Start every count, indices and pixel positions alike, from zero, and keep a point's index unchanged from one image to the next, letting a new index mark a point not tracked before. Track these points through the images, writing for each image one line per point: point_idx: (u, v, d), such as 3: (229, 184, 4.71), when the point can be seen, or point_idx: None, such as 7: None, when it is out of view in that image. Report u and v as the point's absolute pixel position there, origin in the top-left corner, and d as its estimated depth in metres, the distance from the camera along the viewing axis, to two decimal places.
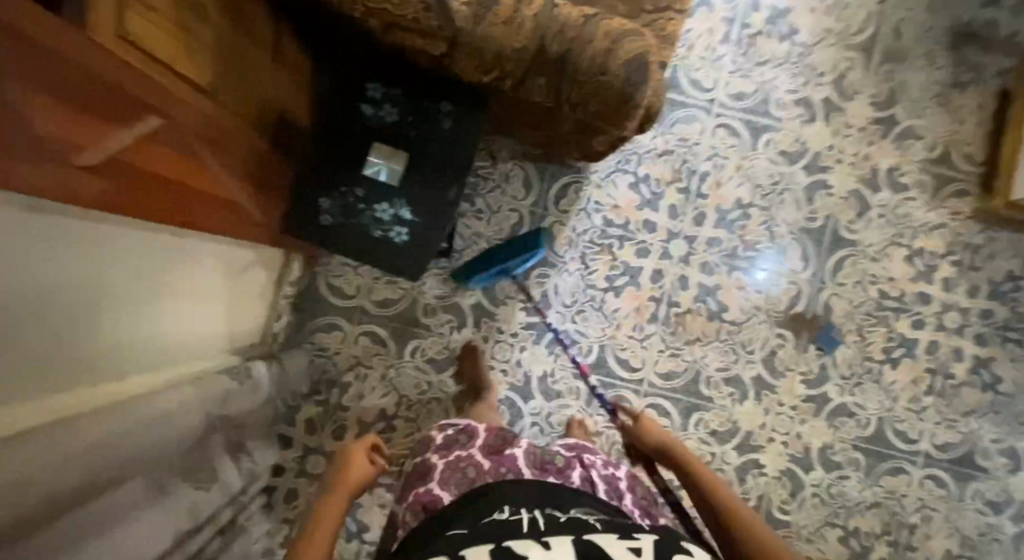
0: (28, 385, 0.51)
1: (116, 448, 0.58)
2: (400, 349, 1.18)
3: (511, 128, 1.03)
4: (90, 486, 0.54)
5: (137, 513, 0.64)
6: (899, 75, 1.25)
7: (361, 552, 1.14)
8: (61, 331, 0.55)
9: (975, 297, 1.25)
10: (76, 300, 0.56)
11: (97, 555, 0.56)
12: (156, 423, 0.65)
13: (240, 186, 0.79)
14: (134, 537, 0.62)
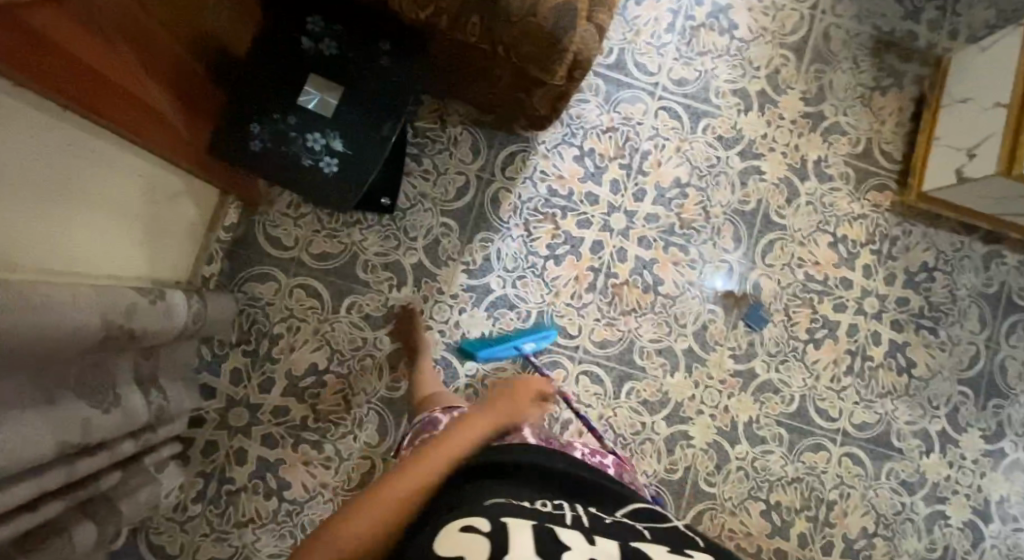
0: None
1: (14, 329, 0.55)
2: (336, 304, 1.16)
3: (456, 82, 1.04)
4: None
5: (18, 414, 0.60)
6: (827, 75, 1.34)
7: (280, 510, 1.11)
8: None
9: (892, 284, 1.33)
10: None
11: None
12: (56, 318, 0.62)
13: (163, 93, 0.79)
14: (11, 435, 0.58)
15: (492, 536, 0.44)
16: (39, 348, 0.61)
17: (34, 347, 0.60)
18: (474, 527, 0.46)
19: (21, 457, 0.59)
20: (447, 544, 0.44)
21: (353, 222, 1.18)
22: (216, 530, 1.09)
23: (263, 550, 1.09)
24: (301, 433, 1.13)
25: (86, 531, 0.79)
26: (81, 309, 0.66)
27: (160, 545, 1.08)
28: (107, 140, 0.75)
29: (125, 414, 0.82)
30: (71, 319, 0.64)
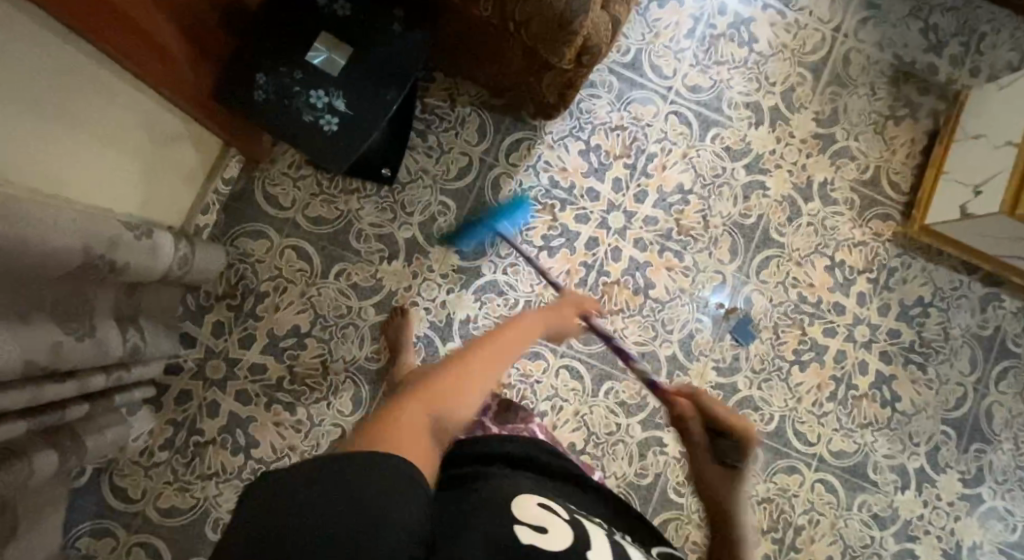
0: None
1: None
2: (325, 269, 1.17)
3: (467, 59, 1.04)
4: None
5: None
6: (842, 99, 1.33)
7: (246, 468, 1.10)
8: None
9: (886, 315, 1.32)
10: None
11: None
12: (39, 236, 0.61)
13: (173, 32, 0.80)
14: None
15: (568, 527, 0.41)
16: (15, 267, 0.60)
17: (10, 263, 0.59)
18: (546, 510, 0.43)
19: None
20: (521, 516, 0.40)
21: (351, 190, 1.19)
22: (179, 480, 1.09)
23: (224, 506, 1.09)
24: (275, 393, 1.13)
25: (48, 459, 0.79)
26: (63, 231, 0.65)
27: (121, 488, 1.07)
28: (107, 66, 0.75)
29: (102, 349, 0.81)
30: (51, 240, 0.63)
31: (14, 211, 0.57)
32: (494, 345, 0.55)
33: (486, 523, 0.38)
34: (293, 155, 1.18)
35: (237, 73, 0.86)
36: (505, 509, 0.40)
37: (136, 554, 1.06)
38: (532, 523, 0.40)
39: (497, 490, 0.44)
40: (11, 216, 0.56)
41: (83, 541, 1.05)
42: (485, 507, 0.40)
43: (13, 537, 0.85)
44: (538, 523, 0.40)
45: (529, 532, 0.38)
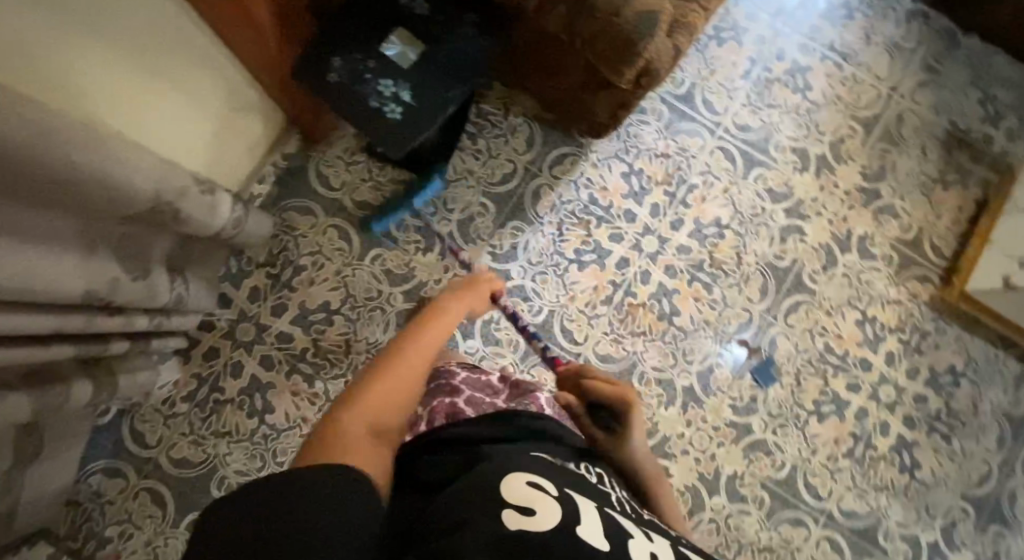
0: (25, 66, 0.55)
1: (82, 169, 0.59)
2: (363, 252, 1.21)
3: (529, 71, 1.08)
4: (36, 185, 0.56)
5: (59, 252, 0.64)
6: (892, 156, 1.34)
7: (258, 432, 1.13)
8: (74, 36, 0.59)
9: (913, 379, 1.29)
10: (95, 19, 0.61)
11: (17, 257, 0.57)
12: (121, 176, 0.65)
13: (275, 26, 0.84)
14: (53, 272, 0.62)
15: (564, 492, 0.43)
16: (93, 202, 0.65)
17: (91, 195, 0.64)
18: (533, 488, 0.41)
19: (53, 293, 0.63)
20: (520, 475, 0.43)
21: (399, 180, 1.24)
22: (194, 433, 1.12)
23: (231, 465, 1.12)
24: (297, 363, 1.16)
25: (84, 388, 0.84)
26: (146, 177, 0.70)
27: (139, 433, 1.11)
28: (207, 34, 0.81)
29: (153, 294, 0.86)
30: (133, 183, 0.68)
31: (105, 149, 0.62)
32: (408, 353, 0.57)
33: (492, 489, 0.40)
34: (349, 141, 1.24)
35: (310, 55, 0.87)
36: (489, 494, 0.39)
37: (142, 498, 1.09)
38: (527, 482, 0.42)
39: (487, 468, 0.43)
40: (101, 154, 0.61)
41: (95, 478, 1.09)
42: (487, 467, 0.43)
43: (36, 458, 0.90)
44: (525, 504, 0.38)
45: (517, 518, 0.36)
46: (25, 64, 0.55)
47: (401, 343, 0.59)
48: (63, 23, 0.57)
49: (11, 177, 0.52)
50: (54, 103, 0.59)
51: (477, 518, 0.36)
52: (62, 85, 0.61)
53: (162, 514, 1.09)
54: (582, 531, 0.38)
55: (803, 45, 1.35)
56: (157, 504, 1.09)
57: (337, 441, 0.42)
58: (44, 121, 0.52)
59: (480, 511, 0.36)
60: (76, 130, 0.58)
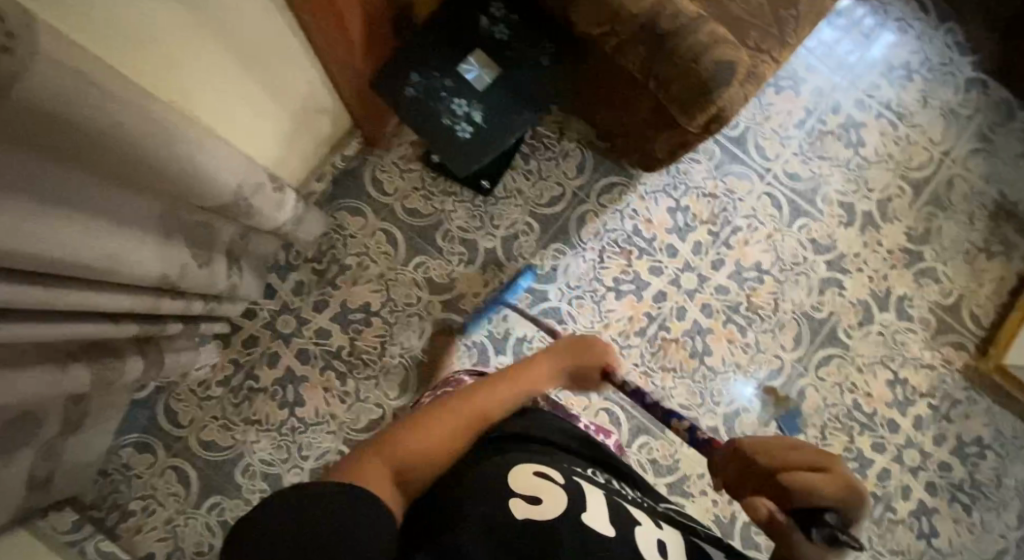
0: (129, 54, 0.57)
1: (178, 164, 0.61)
2: (407, 258, 1.23)
3: (592, 101, 1.11)
4: (134, 173, 0.59)
5: (141, 235, 0.67)
6: (938, 221, 1.34)
7: (286, 423, 1.15)
8: (178, 32, 0.62)
9: (939, 446, 1.28)
10: (200, 17, 0.63)
11: (105, 240, 0.59)
12: (210, 173, 0.68)
13: (359, 34, 0.86)
14: (134, 254, 0.65)
15: (563, 493, 0.50)
16: (179, 193, 0.67)
17: (179, 187, 0.66)
18: (543, 479, 0.51)
19: (130, 273, 0.66)
20: (526, 480, 0.50)
21: (449, 192, 1.26)
22: (225, 417, 1.14)
23: (257, 453, 1.13)
24: (331, 359, 1.18)
25: (137, 364, 0.87)
26: (229, 171, 0.72)
27: (173, 412, 1.13)
28: (301, 42, 0.83)
29: (213, 281, 0.88)
30: (221, 179, 0.71)
31: (201, 141, 0.64)
32: (466, 408, 0.64)
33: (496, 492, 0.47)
34: (406, 149, 1.26)
35: (391, 67, 0.91)
36: (504, 483, 0.49)
37: (167, 476, 1.11)
38: (531, 486, 0.49)
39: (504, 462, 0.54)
40: (200, 150, 0.64)
41: (126, 450, 1.11)
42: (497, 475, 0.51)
43: (79, 427, 0.92)
44: (534, 494, 0.48)
45: (523, 506, 0.46)
46: (131, 52, 0.58)
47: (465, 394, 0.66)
48: (171, 18, 0.59)
49: (112, 161, 0.54)
50: (151, 87, 0.62)
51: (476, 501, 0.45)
52: (162, 70, 0.63)
53: (185, 494, 1.11)
54: (588, 521, 0.47)
55: (859, 100, 1.36)
56: (182, 483, 1.11)
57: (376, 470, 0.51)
58: (159, 118, 0.55)
59: (484, 497, 0.46)
60: (184, 125, 0.61)
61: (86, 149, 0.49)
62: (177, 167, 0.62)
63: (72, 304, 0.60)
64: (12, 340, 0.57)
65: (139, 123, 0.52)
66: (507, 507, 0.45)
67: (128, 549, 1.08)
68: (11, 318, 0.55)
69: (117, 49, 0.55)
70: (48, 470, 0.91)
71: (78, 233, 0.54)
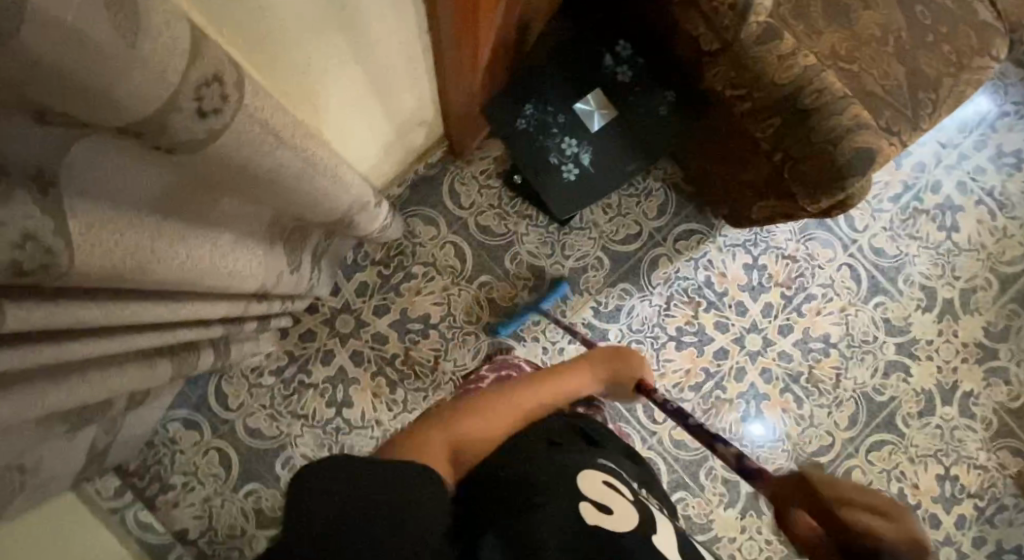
0: (268, 71, 0.56)
1: (301, 194, 0.59)
2: (472, 276, 1.21)
3: (696, 150, 1.06)
4: (250, 194, 0.57)
5: (245, 249, 0.66)
6: (1019, 319, 1.29)
7: (331, 422, 1.15)
8: (318, 51, 0.60)
9: (979, 549, 1.24)
10: (340, 37, 0.61)
11: (213, 258, 0.58)
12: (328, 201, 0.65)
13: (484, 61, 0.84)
14: (236, 268, 0.64)
15: (626, 507, 0.52)
16: (289, 211, 0.66)
17: (292, 208, 0.64)
18: (609, 488, 0.54)
19: (228, 290, 0.64)
20: (592, 490, 0.53)
21: (525, 215, 1.23)
22: (272, 407, 1.14)
23: (299, 447, 1.13)
24: (384, 365, 1.18)
25: (207, 356, 0.86)
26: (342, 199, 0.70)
27: (223, 394, 1.14)
28: (426, 63, 0.81)
29: (298, 285, 0.88)
30: (334, 204, 0.69)
31: (337, 176, 0.61)
32: (503, 399, 0.68)
33: (565, 497, 0.50)
34: (489, 163, 1.24)
35: (506, 95, 0.89)
36: (574, 487, 0.52)
37: (210, 456, 1.12)
38: (597, 496, 0.52)
39: (574, 464, 0.57)
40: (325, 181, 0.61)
41: (173, 425, 1.12)
42: (564, 475, 0.54)
43: (140, 404, 0.93)
44: (605, 502, 0.51)
45: (593, 512, 0.48)
46: (269, 70, 0.56)
47: (499, 387, 0.70)
48: (314, 37, 0.57)
49: (240, 185, 0.52)
50: (285, 106, 0.61)
51: (558, 505, 0.48)
52: (297, 87, 0.61)
53: (224, 476, 1.11)
54: (654, 540, 0.50)
55: (961, 182, 1.30)
56: (223, 465, 1.12)
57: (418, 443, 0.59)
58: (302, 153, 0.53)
59: (562, 499, 0.49)
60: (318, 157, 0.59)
61: (221, 172, 0.48)
62: (297, 196, 0.59)
63: (172, 316, 0.59)
64: (116, 350, 0.56)
65: (291, 162, 0.50)
66: (578, 510, 0.48)
67: (163, 521, 1.09)
68: (110, 329, 0.53)
69: (260, 67, 0.54)
70: (106, 443, 0.92)
71: (188, 248, 0.53)
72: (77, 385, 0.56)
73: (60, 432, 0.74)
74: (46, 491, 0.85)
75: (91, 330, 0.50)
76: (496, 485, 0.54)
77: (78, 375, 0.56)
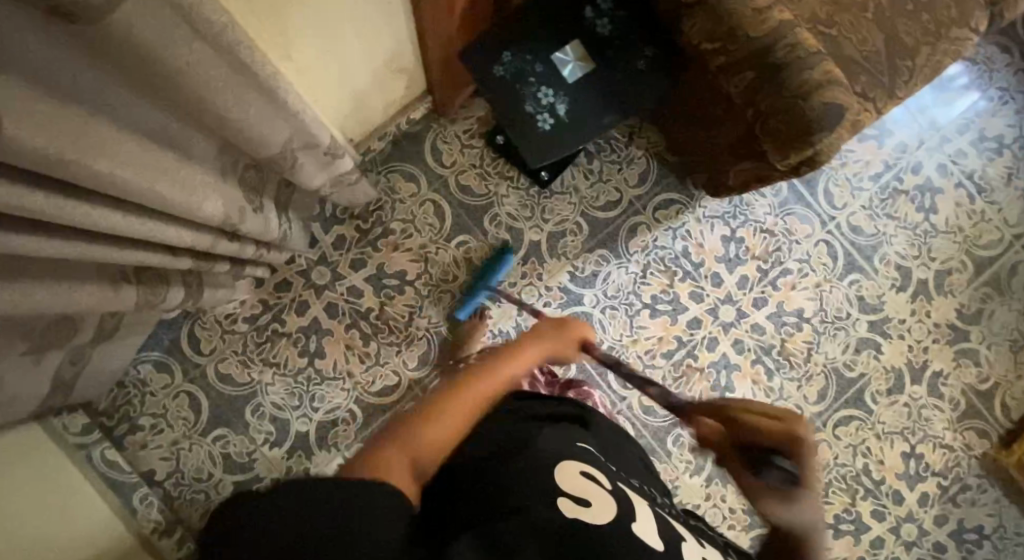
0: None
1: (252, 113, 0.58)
2: (450, 235, 1.22)
3: (676, 114, 1.07)
4: (207, 107, 0.56)
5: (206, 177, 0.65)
6: (992, 303, 1.30)
7: (303, 372, 1.15)
8: None
9: (940, 526, 1.25)
10: None
11: (174, 177, 0.57)
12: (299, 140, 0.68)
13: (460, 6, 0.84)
14: (200, 193, 0.63)
15: (609, 498, 0.49)
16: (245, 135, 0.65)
17: (245, 129, 0.63)
18: (587, 478, 0.51)
19: (194, 213, 0.63)
20: (568, 482, 0.49)
21: (506, 176, 1.24)
22: (244, 354, 1.15)
23: (270, 395, 1.14)
24: (359, 319, 1.18)
25: (177, 294, 0.85)
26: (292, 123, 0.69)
27: (196, 339, 1.14)
28: (403, 4, 0.81)
29: (267, 229, 0.87)
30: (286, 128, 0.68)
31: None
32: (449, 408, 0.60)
33: (540, 499, 0.46)
34: (472, 124, 1.24)
35: (483, 41, 0.88)
36: (550, 480, 0.49)
37: (180, 400, 1.12)
38: (575, 489, 0.49)
39: (549, 454, 0.54)
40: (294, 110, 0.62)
41: (145, 368, 1.12)
42: (539, 470, 0.50)
43: (107, 339, 0.93)
44: (581, 494, 0.48)
45: (571, 506, 0.46)
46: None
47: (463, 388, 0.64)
48: None
49: (191, 91, 0.52)
50: (251, 25, 0.61)
51: (539, 504, 0.45)
52: (268, 11, 0.61)
53: (194, 420, 1.12)
54: (636, 529, 0.47)
55: (942, 165, 1.31)
56: (193, 409, 1.12)
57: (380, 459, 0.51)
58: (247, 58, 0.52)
59: (542, 498, 0.46)
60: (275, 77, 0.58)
61: (168, 71, 0.47)
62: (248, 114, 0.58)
63: (145, 232, 0.57)
64: (86, 258, 0.54)
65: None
66: (554, 505, 0.45)
67: (131, 462, 1.09)
68: (80, 234, 0.51)
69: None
70: (72, 374, 0.92)
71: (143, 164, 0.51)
72: (31, 289, 0.56)
73: (20, 350, 0.75)
74: (8, 416, 0.86)
75: (58, 230, 0.48)
76: (475, 491, 0.50)
77: (27, 284, 0.55)
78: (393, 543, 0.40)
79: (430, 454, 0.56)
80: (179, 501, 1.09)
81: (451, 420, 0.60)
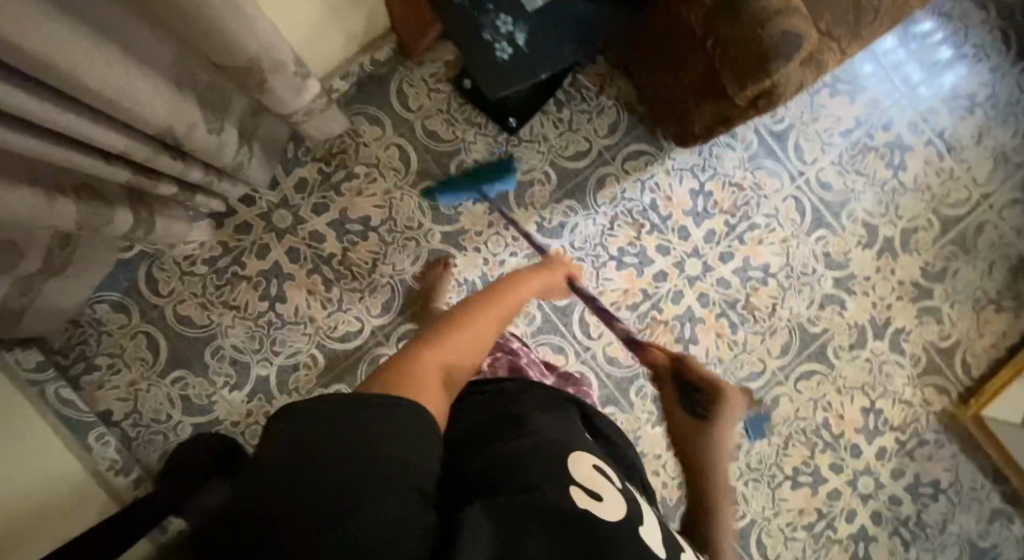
0: None
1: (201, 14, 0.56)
2: (415, 181, 1.20)
3: (643, 56, 1.05)
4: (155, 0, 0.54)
5: (153, 81, 0.63)
6: (956, 262, 1.30)
7: (264, 316, 1.14)
8: None
9: (896, 480, 1.27)
10: None
11: (115, 72, 0.55)
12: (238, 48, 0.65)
13: None
14: (141, 95, 0.60)
15: (619, 496, 0.41)
16: (193, 40, 0.63)
17: (195, 35, 0.61)
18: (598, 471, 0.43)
19: (130, 116, 0.61)
20: (578, 468, 0.41)
21: (474, 123, 1.22)
22: (203, 296, 1.13)
23: (229, 338, 1.13)
24: (321, 264, 1.17)
25: (126, 217, 0.82)
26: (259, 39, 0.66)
27: (154, 280, 1.12)
28: None
29: (218, 151, 0.85)
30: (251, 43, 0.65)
31: (237, 4, 0.58)
32: (467, 325, 0.60)
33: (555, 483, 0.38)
34: (439, 68, 1.22)
35: None
36: (563, 465, 0.41)
37: (138, 341, 1.11)
38: (586, 479, 0.41)
39: (551, 440, 0.45)
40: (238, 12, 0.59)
41: (102, 307, 1.11)
42: (547, 450, 0.42)
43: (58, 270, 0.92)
44: (594, 487, 0.40)
45: (581, 494, 0.38)
46: None
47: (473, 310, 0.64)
48: None
49: None
50: None
51: (552, 485, 0.37)
52: None
53: (152, 361, 1.11)
54: (643, 535, 0.39)
55: (913, 123, 1.31)
56: (151, 350, 1.11)
57: (405, 373, 0.49)
58: None
59: (553, 480, 0.38)
60: None
61: None
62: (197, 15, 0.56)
63: (76, 127, 0.55)
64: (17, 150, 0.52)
65: None
66: (566, 491, 0.37)
67: (88, 401, 1.09)
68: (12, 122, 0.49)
69: None
70: (20, 304, 0.91)
71: (86, 48, 0.50)
72: None
73: None
74: None
75: None
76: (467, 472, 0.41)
77: None
78: (403, 510, 0.33)
79: (458, 368, 0.55)
80: (137, 441, 1.08)
81: (465, 340, 0.58)
